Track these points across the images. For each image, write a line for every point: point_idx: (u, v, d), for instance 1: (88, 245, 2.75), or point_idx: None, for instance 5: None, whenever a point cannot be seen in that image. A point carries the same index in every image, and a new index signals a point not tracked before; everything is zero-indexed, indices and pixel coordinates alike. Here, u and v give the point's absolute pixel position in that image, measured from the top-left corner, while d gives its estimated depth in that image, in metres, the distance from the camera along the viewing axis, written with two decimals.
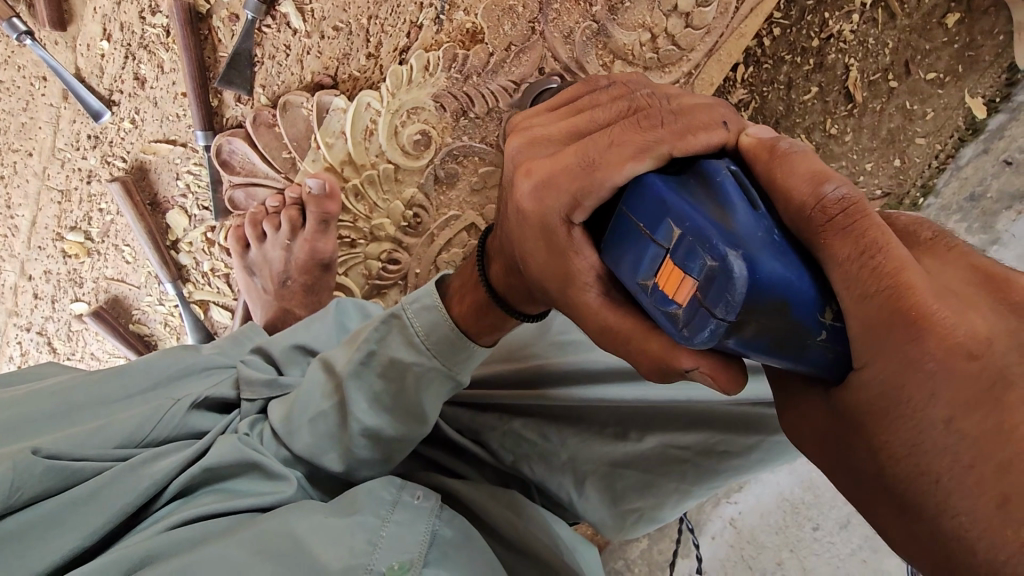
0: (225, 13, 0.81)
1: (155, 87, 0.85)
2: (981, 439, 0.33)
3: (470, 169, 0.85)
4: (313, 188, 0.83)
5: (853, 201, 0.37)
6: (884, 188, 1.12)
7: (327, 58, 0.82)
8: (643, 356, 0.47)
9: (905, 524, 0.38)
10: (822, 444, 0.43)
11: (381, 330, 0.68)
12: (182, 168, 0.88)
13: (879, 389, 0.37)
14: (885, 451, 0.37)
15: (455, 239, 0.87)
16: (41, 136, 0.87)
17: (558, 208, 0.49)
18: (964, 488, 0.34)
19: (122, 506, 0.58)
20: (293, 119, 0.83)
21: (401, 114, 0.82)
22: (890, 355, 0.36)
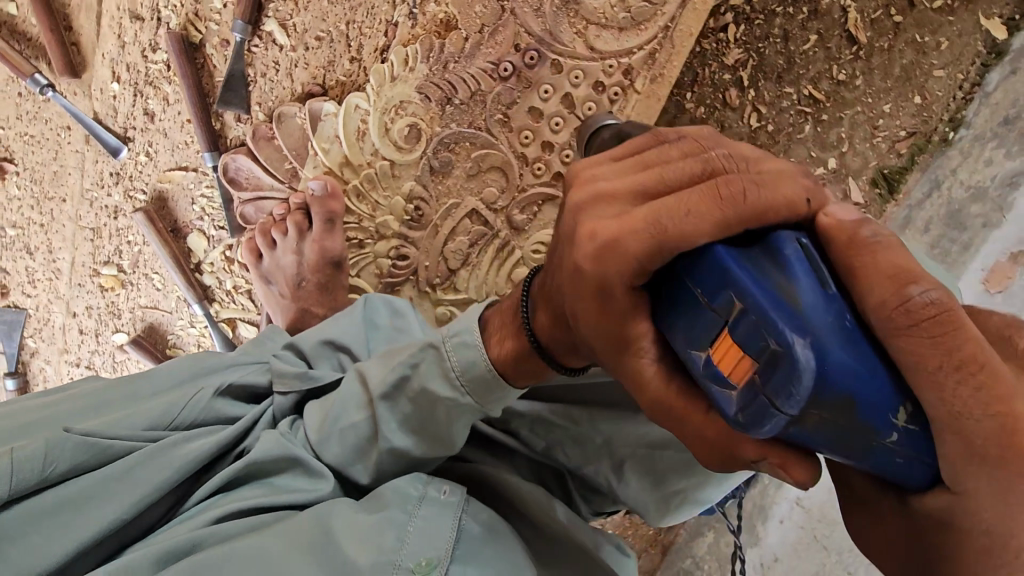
0: (216, 39, 0.88)
1: (162, 119, 0.91)
2: None
3: (463, 155, 0.84)
4: (315, 190, 0.84)
5: (947, 309, 0.37)
6: (908, 127, 1.11)
7: (313, 68, 0.87)
8: (701, 430, 0.48)
9: None
10: (899, 542, 0.43)
11: (417, 357, 0.66)
12: (196, 193, 0.93)
13: (977, 513, 0.37)
14: (974, 570, 0.38)
15: (458, 228, 0.86)
16: (71, 181, 0.95)
17: (625, 271, 0.48)
18: None
19: (154, 485, 0.62)
20: (289, 129, 0.87)
21: (389, 111, 0.84)
22: (989, 482, 0.37)
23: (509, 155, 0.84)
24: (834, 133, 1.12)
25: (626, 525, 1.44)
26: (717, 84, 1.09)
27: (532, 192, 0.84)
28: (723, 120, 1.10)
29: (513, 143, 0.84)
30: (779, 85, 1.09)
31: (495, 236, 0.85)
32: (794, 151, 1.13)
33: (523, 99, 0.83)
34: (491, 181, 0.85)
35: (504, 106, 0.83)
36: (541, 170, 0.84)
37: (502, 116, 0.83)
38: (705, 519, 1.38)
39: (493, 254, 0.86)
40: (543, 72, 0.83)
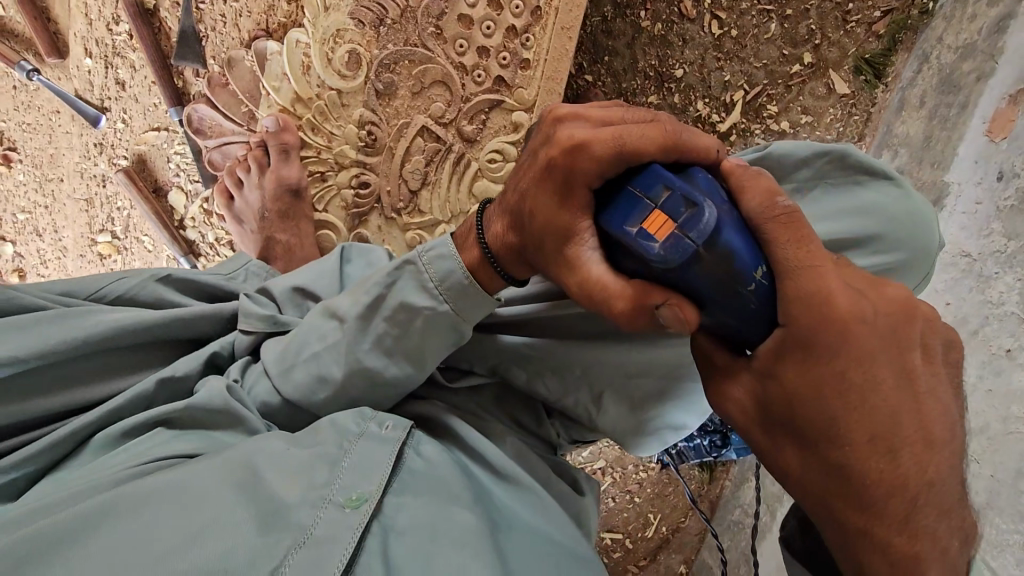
0: (168, 3, 0.88)
1: (133, 85, 0.91)
2: (874, 409, 0.42)
3: (405, 75, 0.86)
4: (269, 126, 0.86)
5: (795, 212, 0.45)
6: (881, 7, 1.09)
7: (257, 15, 0.86)
8: (612, 307, 0.49)
9: (803, 461, 0.45)
10: (747, 409, 0.48)
11: (393, 275, 0.62)
12: (169, 151, 0.93)
13: (802, 357, 0.44)
14: (803, 411, 0.44)
15: (412, 147, 0.88)
16: (66, 160, 0.96)
17: (586, 170, 0.49)
18: (860, 442, 0.42)
19: (62, 338, 0.62)
20: (240, 73, 0.87)
21: (327, 41, 0.84)
22: (822, 333, 0.43)
23: (447, 66, 0.85)
24: (803, 26, 1.10)
25: (663, 481, 1.37)
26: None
27: (477, 100, 0.86)
28: (682, 33, 1.12)
29: (450, 54, 0.85)
30: None
31: (449, 150, 0.88)
32: (763, 53, 1.12)
33: (451, 9, 0.84)
34: (436, 97, 0.87)
35: (435, 18, 0.84)
36: (481, 77, 0.86)
37: (435, 29, 0.84)
38: (746, 462, 1.29)
39: (450, 167, 0.89)
40: None
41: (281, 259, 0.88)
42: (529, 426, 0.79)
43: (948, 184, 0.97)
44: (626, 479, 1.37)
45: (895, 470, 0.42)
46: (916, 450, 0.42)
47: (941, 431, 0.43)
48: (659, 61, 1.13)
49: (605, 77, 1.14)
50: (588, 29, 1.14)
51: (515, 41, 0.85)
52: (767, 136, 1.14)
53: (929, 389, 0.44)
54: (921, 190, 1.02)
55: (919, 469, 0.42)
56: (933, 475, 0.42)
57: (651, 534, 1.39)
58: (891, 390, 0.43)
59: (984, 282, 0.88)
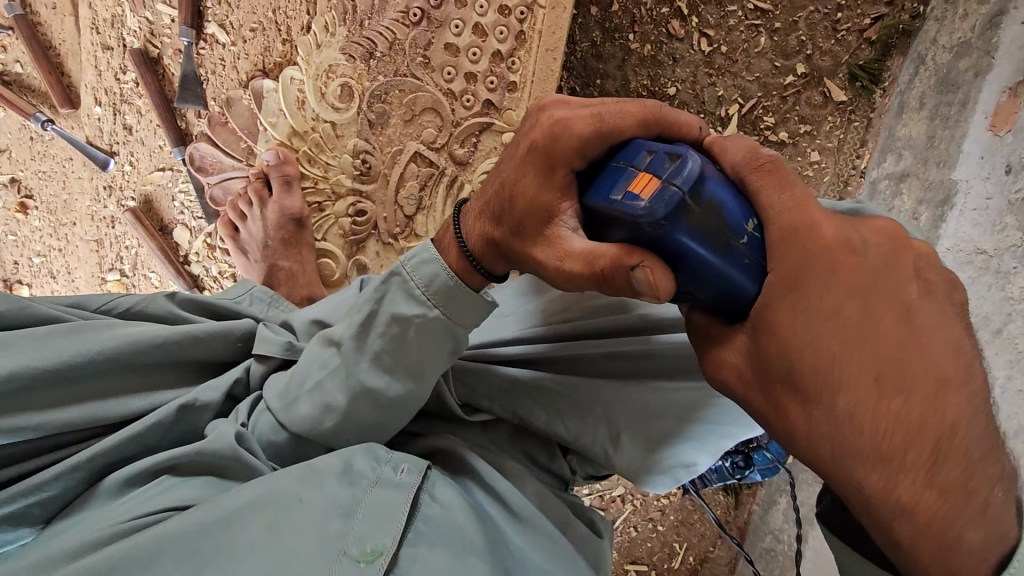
0: (171, 51, 0.92)
1: (139, 129, 0.95)
2: (869, 342, 0.41)
3: (396, 103, 0.88)
4: (269, 160, 0.89)
5: (777, 160, 0.47)
6: (872, 14, 1.10)
7: (253, 56, 0.90)
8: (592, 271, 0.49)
9: (808, 417, 0.42)
10: (745, 373, 0.46)
11: (380, 290, 0.61)
12: (174, 190, 0.97)
13: (788, 296, 0.43)
14: (797, 356, 0.42)
15: (406, 173, 0.89)
16: (79, 204, 1.00)
17: (567, 149, 0.51)
18: (858, 379, 0.40)
19: (77, 352, 0.61)
20: (238, 111, 0.91)
21: (320, 76, 0.87)
22: (805, 266, 0.43)
23: (437, 93, 0.87)
24: (793, 38, 1.11)
25: (688, 508, 1.31)
26: (656, 18, 1.13)
27: (467, 124, 0.88)
28: (672, 52, 1.13)
29: (439, 82, 0.87)
30: (721, 6, 1.11)
31: (442, 174, 0.89)
32: (755, 66, 1.12)
33: (437, 39, 0.86)
34: (427, 122, 0.88)
35: (422, 48, 0.86)
36: (471, 101, 0.88)
37: (423, 58, 0.86)
38: (772, 483, 1.22)
39: (445, 190, 0.90)
40: (449, 11, 0.85)
41: (284, 284, 0.89)
42: (541, 463, 0.74)
43: (955, 182, 0.95)
44: (648, 506, 1.32)
45: (902, 410, 0.39)
46: (928, 387, 0.39)
47: (958, 370, 0.40)
48: (650, 81, 1.14)
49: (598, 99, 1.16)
50: (578, 55, 1.16)
51: (501, 65, 0.87)
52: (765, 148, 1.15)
53: (936, 326, 0.41)
54: (930, 190, 1.00)
55: (934, 408, 0.39)
56: (952, 416, 0.39)
57: (677, 565, 1.32)
58: (889, 324, 0.41)
59: (1002, 278, 0.84)
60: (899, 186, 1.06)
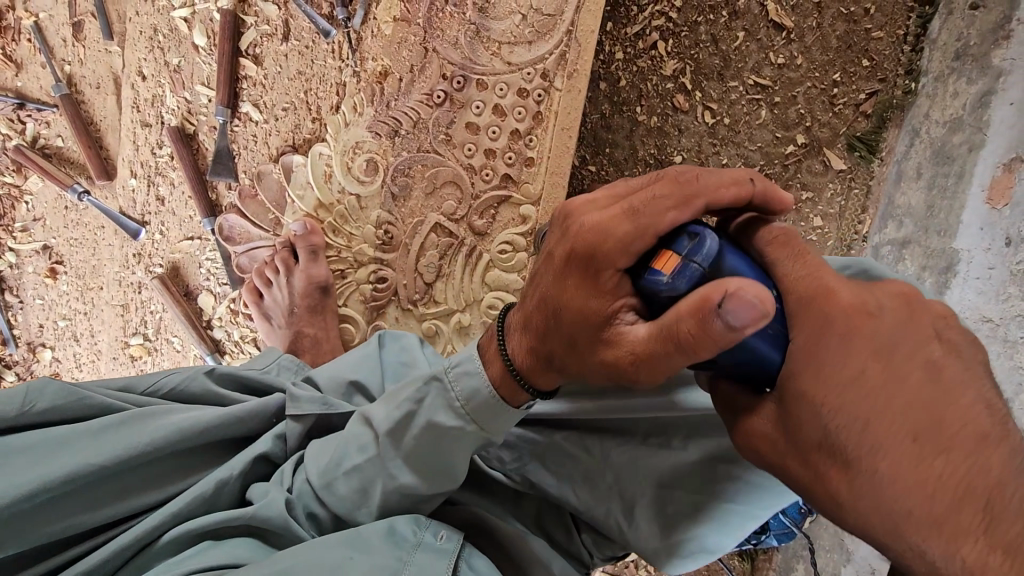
0: (206, 128, 0.96)
1: (171, 200, 0.99)
2: (898, 406, 0.43)
3: (418, 177, 0.91)
4: (298, 231, 0.92)
5: (789, 230, 0.51)
6: (867, 90, 1.15)
7: (284, 133, 0.94)
8: (665, 343, 0.47)
9: (851, 481, 0.45)
10: (777, 442, 0.48)
11: (420, 392, 0.64)
12: (201, 257, 0.99)
13: (817, 363, 0.46)
14: (831, 422, 0.45)
15: (426, 243, 0.91)
16: (107, 270, 1.02)
17: (606, 252, 0.51)
18: (895, 441, 0.43)
19: (129, 447, 0.65)
20: (268, 184, 0.95)
21: (348, 152, 0.92)
22: (827, 332, 0.46)
23: (458, 168, 0.90)
24: (793, 111, 1.17)
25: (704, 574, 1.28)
26: (662, 93, 1.18)
27: (486, 197, 0.90)
28: (678, 123, 1.18)
29: (459, 157, 0.90)
30: (724, 82, 1.16)
31: (461, 244, 0.91)
32: (757, 137, 1.18)
33: (459, 118, 0.89)
34: (448, 196, 0.91)
35: (445, 127, 0.89)
36: (490, 175, 0.90)
37: (445, 136, 0.89)
38: (790, 549, 1.19)
39: (463, 261, 0.91)
40: (470, 93, 0.89)
41: (308, 352, 0.91)
42: (557, 538, 0.74)
43: (957, 251, 0.98)
44: None
45: (943, 469, 0.42)
46: (967, 446, 0.42)
47: (993, 426, 0.42)
48: (658, 150, 1.18)
49: (608, 167, 1.19)
50: (587, 125, 1.19)
51: (519, 143, 0.89)
52: None
53: (964, 386, 0.44)
54: (933, 257, 1.03)
55: (978, 467, 0.41)
56: (996, 473, 0.41)
57: None
58: (918, 385, 0.44)
59: (1010, 346, 0.86)
60: (902, 252, 1.09)
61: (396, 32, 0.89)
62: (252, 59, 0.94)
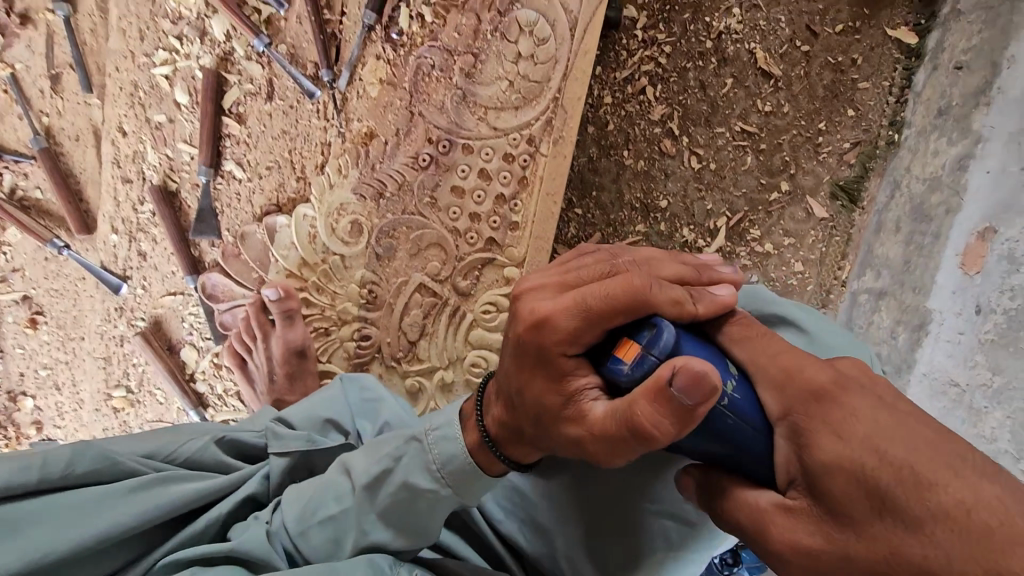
0: (188, 185, 0.96)
1: (154, 255, 0.98)
2: (921, 442, 0.41)
3: (403, 238, 0.91)
4: (271, 296, 0.92)
5: (747, 319, 0.56)
6: (851, 139, 1.17)
7: (268, 191, 0.94)
8: (622, 426, 0.49)
9: (930, 547, 0.38)
10: (824, 530, 0.43)
11: (400, 451, 0.67)
12: (184, 312, 0.99)
13: (823, 426, 0.45)
14: (870, 481, 0.41)
15: (410, 302, 0.92)
16: (88, 322, 1.02)
17: (557, 340, 0.52)
18: (943, 475, 0.39)
19: (126, 520, 0.67)
20: (252, 244, 0.95)
21: (332, 213, 0.91)
22: (817, 398, 0.46)
23: (443, 230, 0.90)
24: (778, 159, 1.18)
25: None
26: (649, 138, 1.18)
27: (470, 259, 0.90)
28: (664, 168, 1.18)
29: (444, 220, 0.90)
30: (710, 128, 1.17)
31: (445, 304, 0.91)
32: (742, 183, 1.19)
33: (444, 181, 0.89)
34: (432, 257, 0.91)
35: (430, 190, 0.90)
36: (474, 238, 0.90)
37: (430, 199, 0.90)
38: None
39: (447, 319, 0.92)
40: (456, 156, 0.89)
41: None
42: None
43: (929, 310, 1.00)
44: None
45: (996, 488, 0.38)
46: (994, 467, 0.40)
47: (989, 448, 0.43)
48: (644, 194, 1.19)
49: (594, 211, 1.20)
50: (575, 167, 1.19)
51: (504, 207, 0.89)
52: (751, 256, 1.21)
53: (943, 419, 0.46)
54: (907, 314, 1.05)
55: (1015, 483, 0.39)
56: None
57: None
58: (919, 420, 0.44)
59: (976, 413, 0.89)
60: (878, 303, 1.12)
61: (382, 95, 0.89)
62: (235, 118, 0.93)
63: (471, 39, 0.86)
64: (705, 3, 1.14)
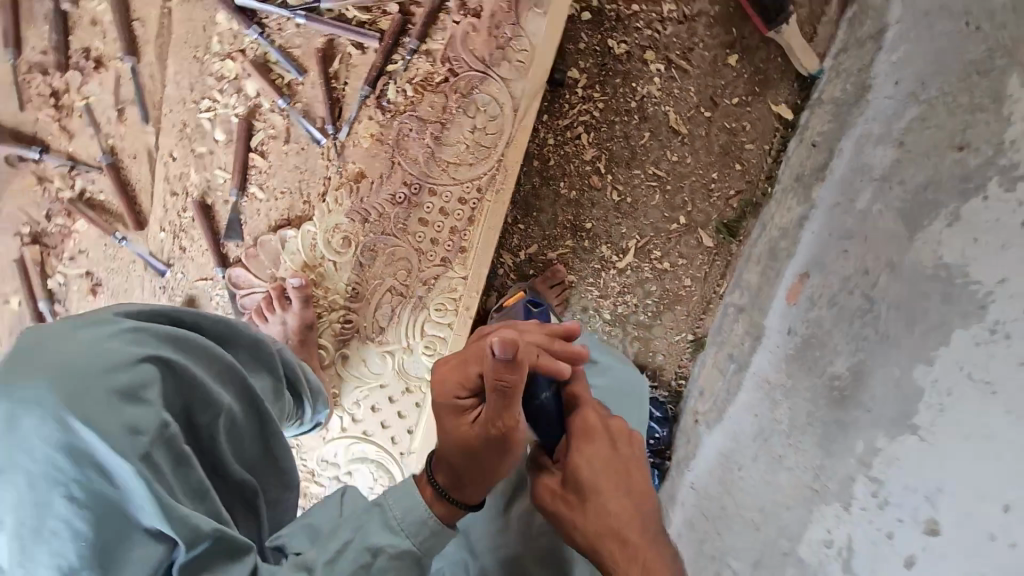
0: (221, 199, 1.25)
1: (190, 250, 1.27)
2: (612, 469, 0.78)
3: (381, 254, 1.22)
4: (296, 283, 1.20)
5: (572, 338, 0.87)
6: (736, 188, 1.51)
7: (282, 209, 1.23)
8: (497, 400, 0.71)
9: (585, 514, 0.77)
10: (554, 488, 0.81)
11: (363, 517, 0.77)
12: (213, 295, 1.27)
13: (577, 440, 0.80)
14: (578, 477, 0.78)
15: (385, 298, 1.24)
16: (132, 295, 1.29)
17: (454, 384, 0.75)
18: (608, 489, 0.77)
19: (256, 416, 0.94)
20: (268, 249, 1.24)
21: (329, 231, 1.22)
22: (584, 424, 0.81)
23: (409, 248, 1.22)
24: (679, 197, 1.51)
25: None
26: (582, 173, 1.50)
27: (430, 272, 1.22)
28: (591, 199, 1.51)
29: (411, 241, 1.22)
30: (630, 169, 1.49)
31: (409, 301, 1.23)
32: (649, 215, 1.52)
33: (413, 214, 1.21)
34: (402, 267, 1.23)
35: (402, 220, 1.21)
36: (434, 256, 1.22)
37: (403, 226, 1.21)
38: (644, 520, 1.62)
39: (410, 313, 1.24)
40: (423, 197, 1.20)
41: None
42: None
43: (765, 326, 1.37)
44: None
45: (629, 504, 0.76)
46: (641, 495, 0.78)
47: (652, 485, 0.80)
48: (574, 217, 1.52)
49: (533, 228, 1.53)
50: (521, 193, 1.51)
51: (457, 235, 1.21)
52: (653, 272, 1.55)
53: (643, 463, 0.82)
54: (755, 327, 1.41)
55: (643, 505, 0.77)
56: (649, 510, 0.77)
57: None
58: (623, 460, 0.80)
59: (775, 403, 1.25)
60: (740, 315, 1.48)
61: (371, 146, 1.21)
62: (259, 154, 1.24)
63: (440, 112, 1.18)
64: (633, 73, 1.45)
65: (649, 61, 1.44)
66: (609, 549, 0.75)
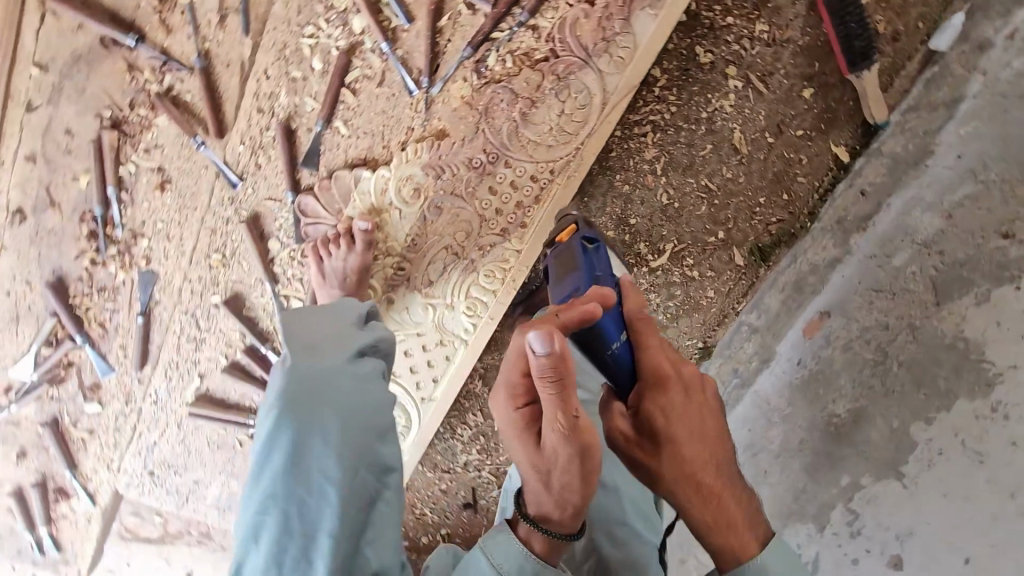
0: (305, 128, 1.32)
1: (266, 168, 1.35)
2: (685, 418, 0.92)
3: (447, 211, 1.31)
4: (363, 226, 1.30)
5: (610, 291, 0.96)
6: (779, 216, 1.53)
7: (361, 149, 1.31)
8: (548, 393, 0.78)
9: (662, 461, 0.92)
10: (628, 436, 0.96)
11: None
12: (279, 215, 1.38)
13: (651, 392, 0.93)
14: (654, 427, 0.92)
15: (440, 254, 1.34)
16: (203, 198, 1.38)
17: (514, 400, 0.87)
18: (682, 435, 0.91)
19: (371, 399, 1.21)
20: (340, 184, 1.33)
21: (402, 180, 1.30)
22: (657, 376, 0.94)
23: (473, 212, 1.31)
24: (724, 213, 1.54)
25: None
26: (638, 170, 1.53)
27: (487, 238, 1.33)
28: (641, 197, 1.55)
29: (478, 207, 1.31)
30: (684, 176, 1.53)
31: (460, 259, 1.34)
32: (691, 224, 1.56)
33: (484, 180, 1.31)
34: (461, 228, 1.32)
35: (473, 183, 1.31)
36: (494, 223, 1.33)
37: (472, 190, 1.30)
38: None
39: (460, 271, 1.35)
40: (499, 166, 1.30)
41: None
42: None
43: None
44: None
45: (702, 449, 0.92)
46: (712, 441, 0.93)
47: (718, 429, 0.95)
48: (621, 210, 1.56)
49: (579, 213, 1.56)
50: None
51: (520, 210, 1.31)
52: (682, 276, 1.59)
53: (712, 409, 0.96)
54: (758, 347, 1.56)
55: (715, 451, 0.93)
56: (719, 456, 0.92)
57: None
58: (694, 409, 0.93)
59: None
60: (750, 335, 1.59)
61: (460, 108, 1.28)
62: (351, 90, 1.30)
63: (534, 89, 1.26)
64: (711, 84, 1.47)
65: (730, 76, 1.46)
66: (684, 490, 0.91)
